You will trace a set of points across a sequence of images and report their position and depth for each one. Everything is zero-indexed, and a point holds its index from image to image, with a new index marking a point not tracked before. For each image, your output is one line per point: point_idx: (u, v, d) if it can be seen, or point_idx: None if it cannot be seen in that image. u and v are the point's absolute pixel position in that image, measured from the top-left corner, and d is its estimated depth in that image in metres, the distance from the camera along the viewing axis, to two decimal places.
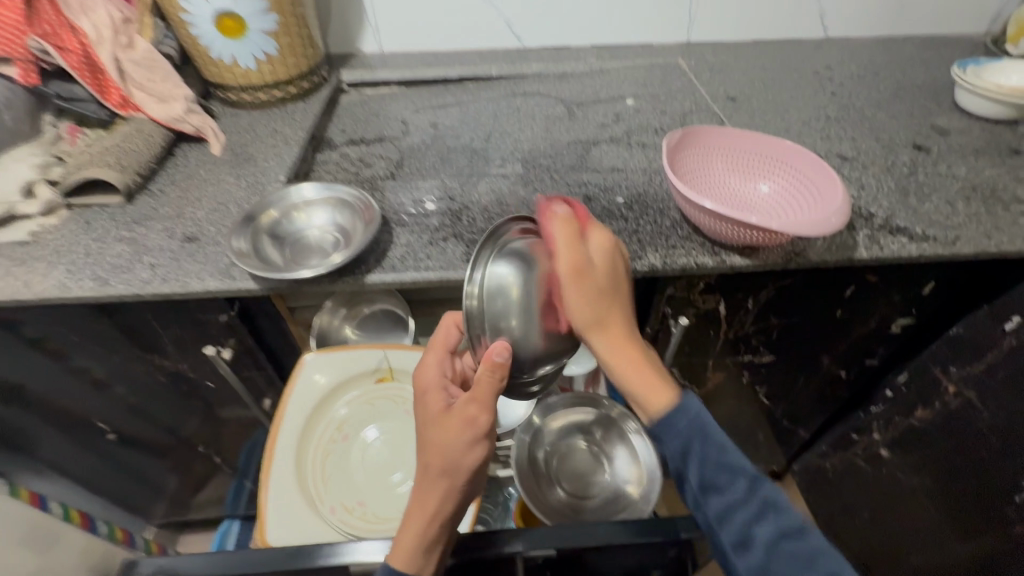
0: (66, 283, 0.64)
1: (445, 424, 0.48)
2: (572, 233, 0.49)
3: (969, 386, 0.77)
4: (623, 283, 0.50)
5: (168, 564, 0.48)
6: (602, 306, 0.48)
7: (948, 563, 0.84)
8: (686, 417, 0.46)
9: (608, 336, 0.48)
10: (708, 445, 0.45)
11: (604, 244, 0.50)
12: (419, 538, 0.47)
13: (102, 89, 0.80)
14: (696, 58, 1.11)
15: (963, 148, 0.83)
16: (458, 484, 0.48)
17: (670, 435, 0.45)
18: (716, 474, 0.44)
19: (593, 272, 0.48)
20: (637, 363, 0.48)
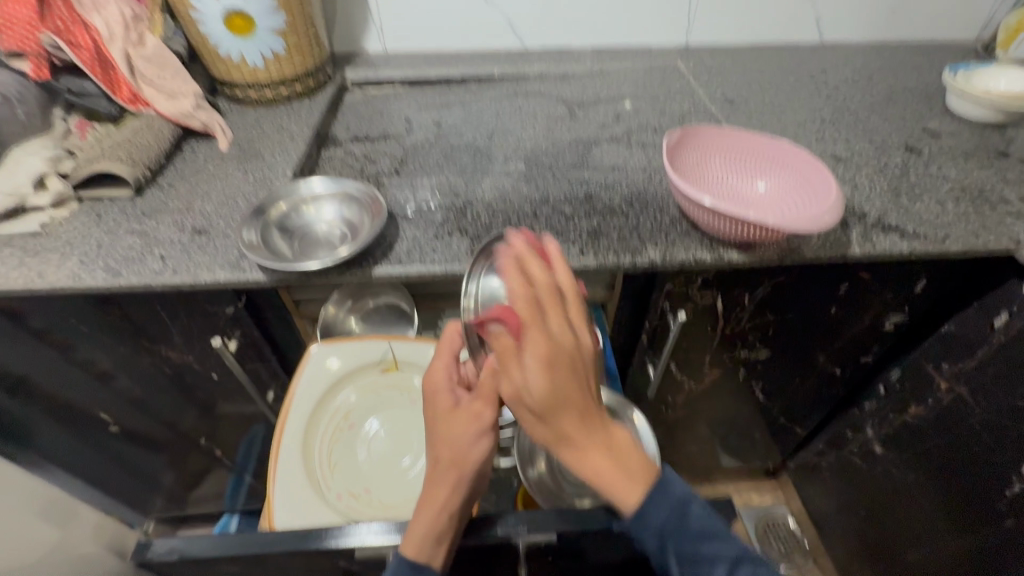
0: (78, 274, 0.65)
1: (453, 420, 0.50)
2: (511, 351, 0.45)
3: (959, 382, 0.79)
4: (576, 382, 0.45)
5: (182, 547, 0.49)
6: (558, 418, 0.45)
7: (939, 556, 0.86)
8: (663, 507, 0.47)
9: (572, 447, 0.46)
10: (682, 537, 0.46)
11: (547, 343, 0.44)
12: (429, 528, 0.47)
13: (112, 85, 0.82)
14: (694, 61, 1.13)
15: (953, 151, 0.86)
16: (466, 479, 0.49)
17: (647, 532, 0.46)
18: (697, 561, 0.46)
19: (533, 399, 0.44)
20: (611, 472, 0.47)
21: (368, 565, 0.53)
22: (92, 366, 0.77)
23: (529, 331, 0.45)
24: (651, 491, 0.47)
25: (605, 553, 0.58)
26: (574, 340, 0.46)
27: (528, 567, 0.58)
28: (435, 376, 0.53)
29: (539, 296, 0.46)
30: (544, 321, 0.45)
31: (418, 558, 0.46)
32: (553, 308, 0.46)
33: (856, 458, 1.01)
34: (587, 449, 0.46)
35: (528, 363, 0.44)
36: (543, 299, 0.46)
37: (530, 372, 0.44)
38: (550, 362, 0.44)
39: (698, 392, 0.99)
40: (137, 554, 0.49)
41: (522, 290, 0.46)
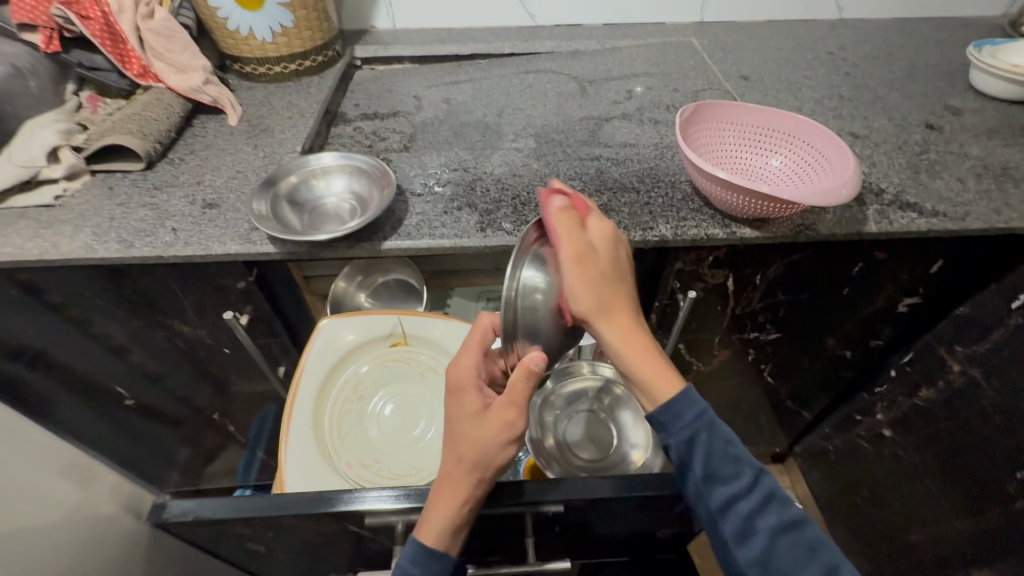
0: (91, 245, 0.66)
1: (484, 422, 0.48)
2: (574, 223, 0.51)
3: (972, 364, 0.78)
4: (620, 270, 0.53)
5: (194, 509, 0.50)
6: (605, 294, 0.51)
7: (945, 540, 0.85)
8: (693, 405, 0.49)
9: (614, 325, 0.51)
10: (713, 435, 0.49)
11: (606, 229, 0.53)
12: (447, 524, 0.47)
13: (123, 58, 0.81)
14: (709, 38, 1.11)
15: (975, 128, 0.83)
16: (487, 478, 0.48)
17: (676, 424, 0.49)
18: (722, 466, 0.48)
19: (591, 267, 0.50)
20: (643, 355, 0.51)
21: (377, 531, 0.54)
22: (107, 339, 0.78)
23: (590, 221, 0.53)
24: (680, 394, 0.50)
25: (611, 526, 0.58)
26: (620, 238, 0.54)
27: (534, 537, 0.58)
28: (462, 373, 0.52)
29: (594, 201, 0.55)
30: (599, 219, 0.53)
31: (436, 550, 0.46)
32: (581, 232, 0.51)
33: (865, 442, 1.00)
34: (627, 334, 0.51)
35: (585, 239, 0.51)
36: (596, 204, 0.55)
37: (590, 240, 0.51)
38: (608, 245, 0.52)
39: (706, 374, 0.98)
40: (153, 514, 0.50)
41: (581, 195, 0.55)
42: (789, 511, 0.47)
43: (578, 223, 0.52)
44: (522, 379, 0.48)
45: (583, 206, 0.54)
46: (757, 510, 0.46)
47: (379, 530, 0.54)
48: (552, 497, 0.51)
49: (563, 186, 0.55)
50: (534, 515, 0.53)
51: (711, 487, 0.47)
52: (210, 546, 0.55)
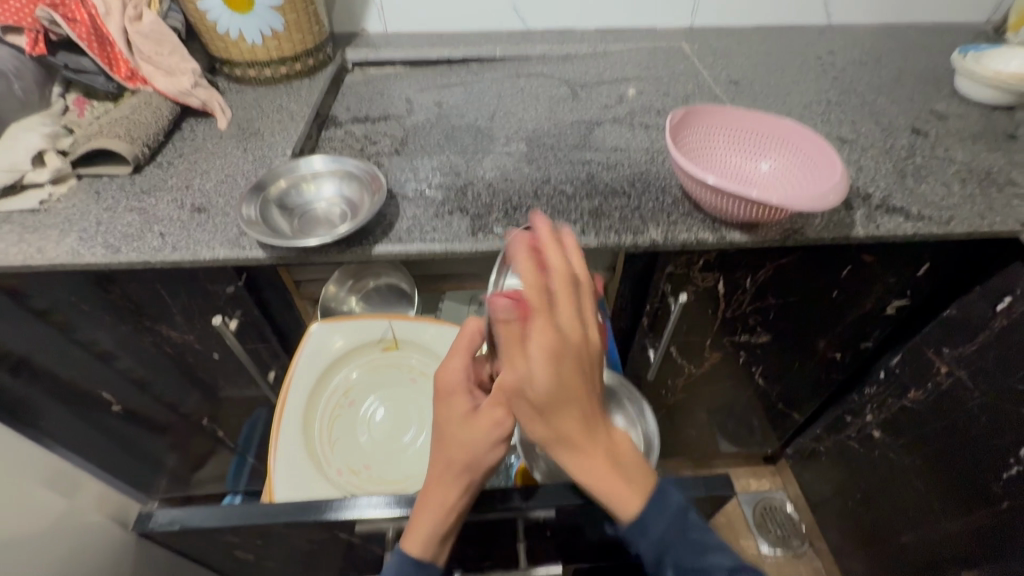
0: (77, 250, 0.65)
1: (469, 425, 0.47)
2: (517, 342, 0.40)
3: (959, 366, 0.79)
4: (585, 379, 0.41)
5: (181, 518, 0.49)
6: (560, 419, 0.42)
7: (934, 541, 0.86)
8: (662, 518, 0.44)
9: (570, 454, 0.43)
10: (682, 549, 0.45)
11: (556, 335, 0.39)
12: (436, 529, 0.46)
13: (110, 61, 0.81)
14: (699, 42, 1.12)
15: (961, 133, 0.85)
16: (476, 481, 0.47)
17: (643, 540, 0.44)
18: (696, 574, 0.45)
19: (538, 393, 0.40)
20: (605, 476, 0.44)
21: (369, 537, 0.54)
22: (94, 345, 0.77)
23: (537, 322, 0.39)
24: (649, 503, 0.44)
25: (603, 530, 0.58)
26: (584, 333, 0.41)
27: (525, 542, 0.58)
28: (450, 376, 0.51)
29: (568, 276, 0.41)
30: (557, 312, 0.39)
31: (423, 557, 0.46)
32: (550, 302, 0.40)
33: (854, 444, 1.01)
34: (588, 461, 0.43)
35: (536, 362, 0.39)
36: (565, 277, 0.40)
37: (536, 367, 0.39)
38: (557, 357, 0.39)
39: (698, 377, 0.99)
40: (138, 523, 0.49)
41: (539, 277, 0.40)
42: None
43: (522, 337, 0.40)
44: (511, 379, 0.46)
45: (550, 292, 0.40)
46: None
47: (370, 537, 0.54)
48: (544, 501, 0.51)
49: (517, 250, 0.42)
50: (527, 520, 0.52)
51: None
52: (199, 555, 0.55)
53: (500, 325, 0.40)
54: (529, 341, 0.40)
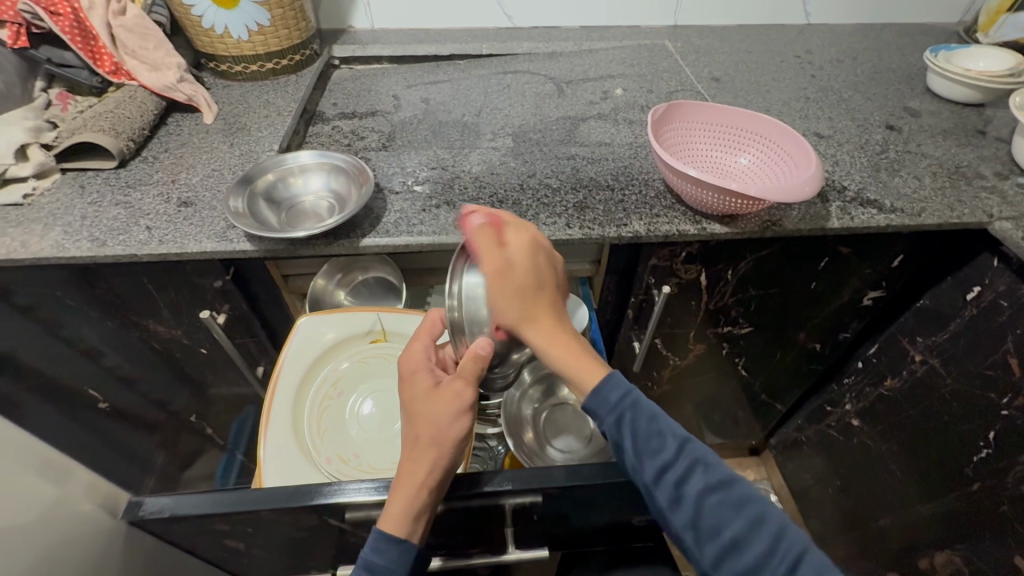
0: (63, 244, 0.65)
1: (436, 398, 0.49)
2: (491, 242, 0.49)
3: (933, 354, 0.82)
4: (551, 270, 0.51)
5: (171, 506, 0.50)
6: (529, 302, 0.48)
7: (910, 524, 0.88)
8: (619, 389, 0.48)
9: (540, 330, 0.48)
10: (639, 415, 0.47)
11: (527, 234, 0.50)
12: (409, 504, 0.47)
13: (94, 55, 0.80)
14: (682, 40, 1.14)
15: (933, 129, 0.87)
16: (446, 455, 0.48)
17: (605, 409, 0.47)
18: (649, 437, 0.46)
19: (517, 273, 0.48)
20: (572, 350, 0.49)
21: (359, 524, 0.55)
22: (80, 341, 0.77)
23: (510, 229, 0.50)
24: (607, 374, 0.49)
25: (587, 516, 0.60)
26: (545, 242, 0.53)
27: (513, 527, 0.59)
28: (411, 359, 0.53)
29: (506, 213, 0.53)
30: (515, 224, 0.51)
31: (396, 535, 0.47)
32: (509, 226, 0.51)
33: (835, 433, 1.04)
34: (553, 346, 0.48)
35: (513, 245, 0.49)
36: (512, 210, 0.53)
37: (515, 253, 0.49)
38: (533, 246, 0.50)
39: (683, 368, 1.00)
40: (129, 511, 0.50)
41: (487, 207, 0.54)
42: (714, 473, 0.46)
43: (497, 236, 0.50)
44: (470, 364, 0.49)
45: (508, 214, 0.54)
46: (685, 476, 0.45)
47: (360, 524, 0.55)
48: (530, 486, 0.52)
49: (481, 198, 0.55)
50: (513, 505, 0.53)
51: (641, 462, 0.46)
52: (189, 544, 0.55)
53: (476, 226, 0.50)
54: (505, 238, 0.50)
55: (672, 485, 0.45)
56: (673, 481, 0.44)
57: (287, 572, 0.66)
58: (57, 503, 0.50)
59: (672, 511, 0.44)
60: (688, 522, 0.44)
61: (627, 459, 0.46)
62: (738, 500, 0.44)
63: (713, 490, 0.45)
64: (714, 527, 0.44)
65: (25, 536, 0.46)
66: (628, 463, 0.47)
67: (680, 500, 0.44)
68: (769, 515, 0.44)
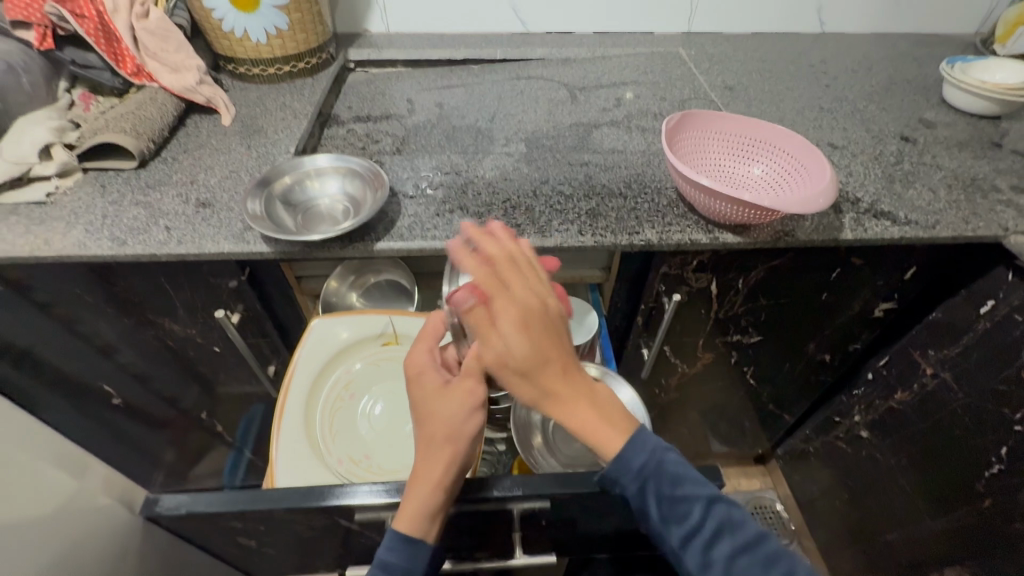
0: (84, 242, 0.66)
1: (447, 397, 0.50)
2: (486, 325, 0.45)
3: (945, 368, 0.81)
4: (555, 341, 0.45)
5: (186, 504, 0.50)
6: (541, 379, 0.44)
7: (917, 539, 0.87)
8: (642, 452, 0.46)
9: (564, 409, 0.45)
10: (663, 479, 0.46)
11: (516, 304, 0.44)
12: (427, 503, 0.47)
13: (117, 57, 0.81)
14: (695, 48, 1.14)
15: (948, 141, 0.87)
16: (460, 453, 0.49)
17: (628, 476, 0.46)
18: (675, 505, 0.45)
19: (515, 360, 0.44)
20: (595, 420, 0.46)
21: (368, 525, 0.55)
22: (96, 338, 0.79)
23: (497, 298, 0.45)
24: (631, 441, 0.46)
25: (593, 523, 0.60)
26: (544, 299, 0.46)
27: (520, 532, 0.59)
28: (418, 360, 0.53)
29: (506, 257, 0.47)
30: (506, 288, 0.45)
31: (414, 532, 0.47)
32: (501, 287, 0.45)
33: (843, 443, 1.03)
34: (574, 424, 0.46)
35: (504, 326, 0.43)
36: (506, 258, 0.47)
37: (508, 334, 0.44)
38: (524, 325, 0.44)
39: (691, 376, 1.00)
40: (147, 507, 0.51)
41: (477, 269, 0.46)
42: (743, 532, 0.45)
43: (499, 286, 0.45)
44: (483, 355, 0.48)
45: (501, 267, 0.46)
46: (713, 542, 0.44)
47: (369, 525, 0.55)
48: (539, 492, 0.52)
49: (460, 256, 0.47)
50: (521, 511, 0.54)
51: (667, 528, 0.46)
52: (203, 540, 0.56)
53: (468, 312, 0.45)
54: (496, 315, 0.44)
55: (699, 553, 0.44)
56: (700, 547, 0.44)
57: (293, 570, 0.67)
58: (75, 498, 0.51)
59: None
60: None
61: (654, 525, 0.46)
62: (770, 561, 0.43)
63: (742, 553, 0.44)
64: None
65: (43, 530, 0.47)
66: (651, 528, 0.47)
67: (711, 566, 0.44)
68: (804, 571, 0.43)
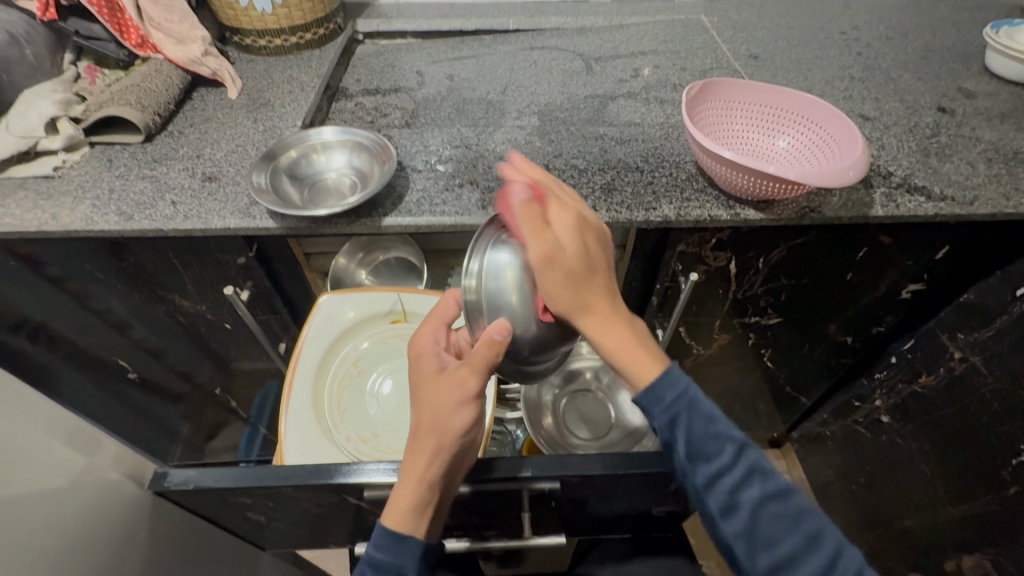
0: (91, 217, 0.66)
1: (439, 385, 0.48)
2: (536, 219, 0.45)
3: (974, 352, 0.77)
4: (602, 255, 0.46)
5: (195, 478, 0.50)
6: (585, 285, 0.44)
7: (935, 527, 0.85)
8: (675, 387, 0.45)
9: (604, 314, 0.45)
10: (698, 415, 0.44)
11: (572, 213, 0.46)
12: (412, 500, 0.47)
13: (120, 28, 0.80)
14: (719, 16, 1.08)
15: (989, 112, 0.82)
16: (447, 448, 0.47)
17: (658, 408, 0.45)
18: (705, 443, 0.44)
19: (568, 255, 0.44)
20: (628, 342, 0.45)
21: (375, 503, 0.55)
22: (107, 313, 0.79)
23: (555, 207, 0.46)
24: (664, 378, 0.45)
25: (603, 504, 0.59)
26: (591, 215, 0.48)
27: (530, 512, 0.59)
28: (422, 343, 0.52)
29: (544, 180, 0.49)
30: (567, 201, 0.47)
31: (397, 529, 0.47)
32: (556, 197, 0.47)
33: (862, 428, 1.00)
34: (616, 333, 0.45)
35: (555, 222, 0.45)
36: (553, 181, 0.49)
37: (561, 233, 0.44)
38: (581, 226, 0.46)
39: (706, 358, 0.98)
40: (155, 481, 0.51)
41: (529, 180, 0.49)
42: (772, 482, 0.43)
43: (541, 216, 0.45)
44: (485, 349, 0.47)
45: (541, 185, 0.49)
46: (742, 482, 0.43)
47: (377, 503, 0.55)
48: (549, 473, 0.51)
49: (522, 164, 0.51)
50: (531, 492, 0.53)
51: (694, 465, 0.44)
52: (213, 515, 0.56)
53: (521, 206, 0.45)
54: (549, 217, 0.45)
55: (725, 492, 0.43)
56: (728, 489, 0.42)
57: (304, 545, 0.68)
58: (84, 473, 0.51)
59: (724, 517, 0.43)
60: (742, 531, 0.42)
61: (677, 461, 0.45)
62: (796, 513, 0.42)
63: (770, 500, 0.42)
64: (767, 539, 0.42)
65: (51, 504, 0.47)
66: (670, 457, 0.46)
67: (736, 507, 0.42)
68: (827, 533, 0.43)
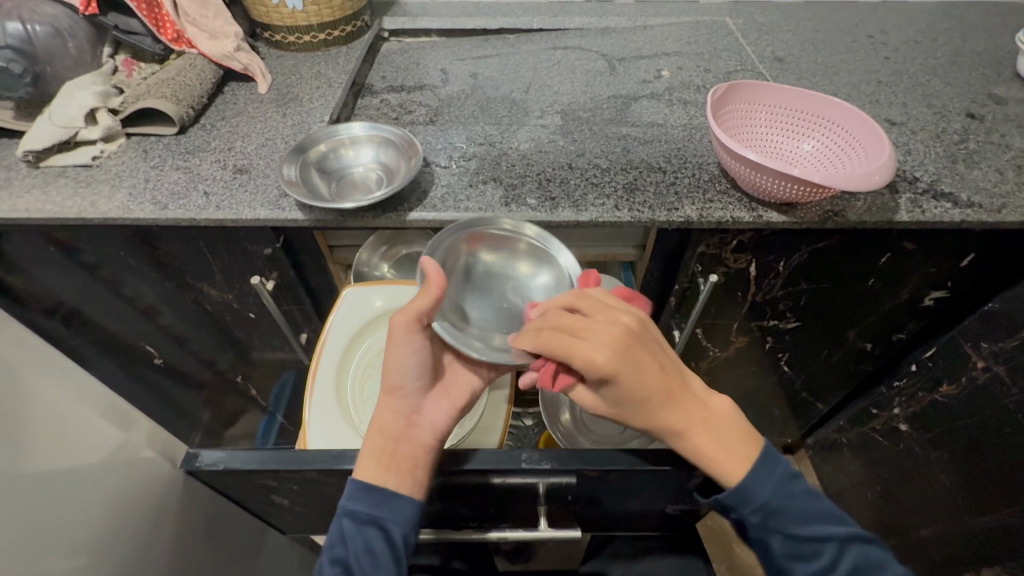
0: (127, 205, 0.68)
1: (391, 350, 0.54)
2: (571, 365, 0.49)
3: (998, 361, 0.76)
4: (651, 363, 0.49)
5: (224, 459, 0.52)
6: (647, 409, 0.48)
7: (952, 538, 0.83)
8: (771, 484, 0.48)
9: (675, 436, 0.49)
10: (795, 518, 0.48)
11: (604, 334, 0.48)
12: (370, 448, 0.52)
13: (157, 23, 0.82)
14: (744, 18, 1.08)
15: (1019, 118, 0.80)
16: (398, 402, 0.54)
17: (750, 508, 0.48)
18: (804, 544, 0.48)
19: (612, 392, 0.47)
20: (710, 445, 0.49)
21: None
22: (138, 299, 0.81)
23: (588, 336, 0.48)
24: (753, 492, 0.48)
25: (617, 502, 0.60)
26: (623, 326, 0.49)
27: (546, 505, 0.60)
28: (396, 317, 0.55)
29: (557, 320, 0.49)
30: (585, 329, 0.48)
31: (364, 480, 0.50)
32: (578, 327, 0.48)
33: (880, 436, 0.99)
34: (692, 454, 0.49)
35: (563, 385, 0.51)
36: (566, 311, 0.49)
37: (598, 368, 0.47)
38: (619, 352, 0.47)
39: (722, 361, 0.98)
40: (187, 461, 0.53)
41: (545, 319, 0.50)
42: None
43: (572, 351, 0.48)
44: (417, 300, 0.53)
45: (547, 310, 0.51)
46: None
47: None
48: (568, 466, 0.51)
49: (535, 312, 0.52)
50: (548, 485, 0.53)
51: (793, 562, 0.49)
52: (238, 496, 0.58)
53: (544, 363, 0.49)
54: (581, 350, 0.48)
55: None
56: None
57: (323, 530, 0.69)
58: (119, 449, 0.53)
59: None
60: None
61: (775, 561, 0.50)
62: None
63: None
64: None
65: (88, 479, 0.49)
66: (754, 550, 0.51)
67: None
68: None
